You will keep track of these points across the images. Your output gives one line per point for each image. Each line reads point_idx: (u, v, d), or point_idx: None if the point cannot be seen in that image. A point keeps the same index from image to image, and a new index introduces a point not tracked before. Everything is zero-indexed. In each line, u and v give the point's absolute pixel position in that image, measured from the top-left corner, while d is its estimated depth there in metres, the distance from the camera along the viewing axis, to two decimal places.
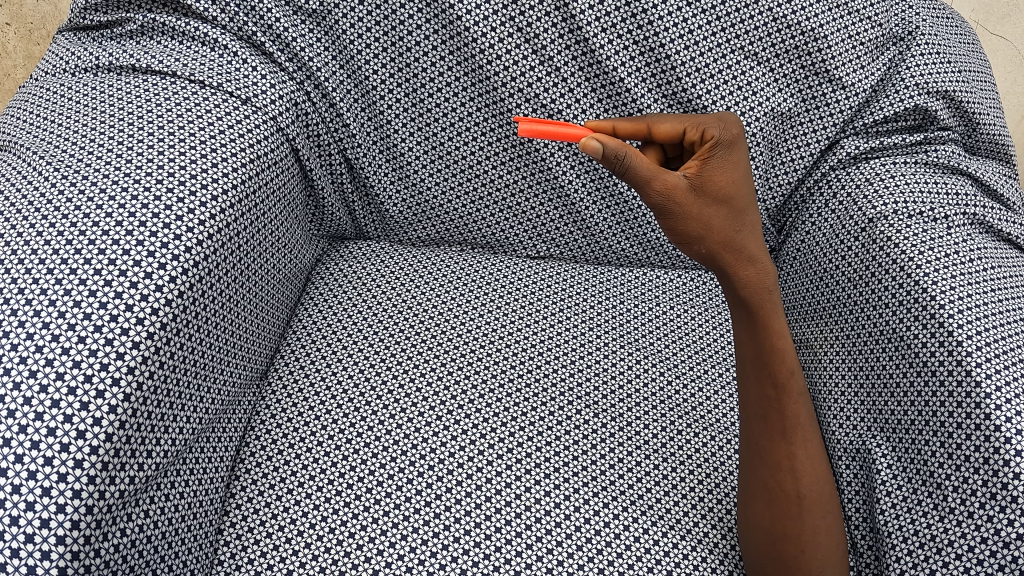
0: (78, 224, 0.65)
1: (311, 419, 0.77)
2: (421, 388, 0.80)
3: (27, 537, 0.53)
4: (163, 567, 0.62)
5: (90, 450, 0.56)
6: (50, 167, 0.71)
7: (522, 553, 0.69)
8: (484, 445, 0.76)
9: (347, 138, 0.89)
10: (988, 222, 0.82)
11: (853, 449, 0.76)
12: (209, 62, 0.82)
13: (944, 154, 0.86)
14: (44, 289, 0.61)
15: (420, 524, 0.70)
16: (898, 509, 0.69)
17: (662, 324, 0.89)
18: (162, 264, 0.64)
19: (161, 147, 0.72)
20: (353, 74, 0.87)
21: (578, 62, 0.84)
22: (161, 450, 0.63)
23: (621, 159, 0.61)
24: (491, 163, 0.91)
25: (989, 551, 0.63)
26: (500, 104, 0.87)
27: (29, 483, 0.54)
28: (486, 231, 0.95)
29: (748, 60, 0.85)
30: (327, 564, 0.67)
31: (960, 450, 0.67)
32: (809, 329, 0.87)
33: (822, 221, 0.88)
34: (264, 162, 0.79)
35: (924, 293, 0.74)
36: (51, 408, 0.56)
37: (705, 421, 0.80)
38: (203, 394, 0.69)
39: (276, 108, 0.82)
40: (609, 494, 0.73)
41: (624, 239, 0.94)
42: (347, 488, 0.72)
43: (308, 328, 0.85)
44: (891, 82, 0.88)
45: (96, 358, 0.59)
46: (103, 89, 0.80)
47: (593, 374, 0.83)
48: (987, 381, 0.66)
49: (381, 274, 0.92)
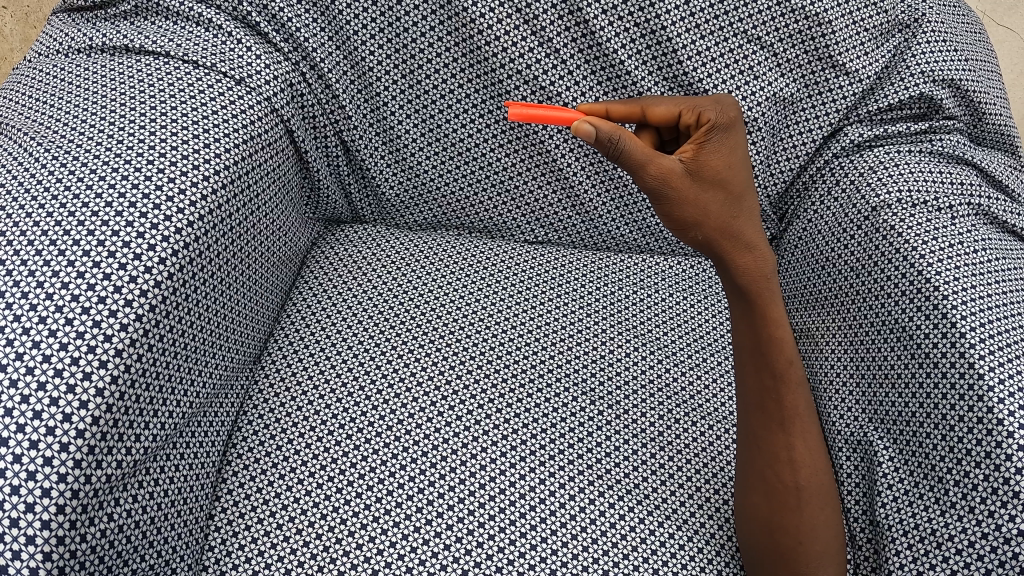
0: (67, 205, 0.64)
1: (303, 403, 0.76)
2: (416, 372, 0.79)
3: (13, 520, 0.52)
4: (153, 553, 0.62)
5: (77, 434, 0.55)
6: (41, 148, 0.70)
7: (518, 542, 0.68)
8: (479, 432, 0.75)
9: (344, 121, 0.87)
10: (993, 213, 0.82)
11: (853, 441, 0.75)
12: (203, 42, 0.80)
13: (948, 144, 0.85)
14: (31, 271, 0.60)
15: (414, 511, 0.69)
16: (899, 502, 0.69)
17: (661, 311, 0.88)
18: (152, 246, 0.63)
19: (153, 126, 0.71)
20: (350, 55, 0.85)
21: (578, 44, 0.83)
22: (150, 434, 0.62)
23: (616, 142, 0.60)
24: (489, 145, 0.89)
25: (989, 547, 0.62)
26: (500, 85, 0.85)
27: (15, 466, 0.53)
28: (484, 215, 0.94)
29: (750, 45, 0.84)
30: (319, 552, 0.67)
31: (961, 444, 0.66)
32: (809, 318, 0.86)
33: (824, 209, 0.87)
34: (258, 142, 0.77)
35: (927, 283, 0.73)
36: (37, 391, 0.55)
37: (703, 410, 0.79)
38: (194, 378, 0.68)
39: (271, 89, 0.81)
40: (606, 483, 0.73)
41: (624, 223, 0.93)
42: (341, 475, 0.71)
43: (303, 312, 0.84)
44: (895, 69, 0.86)
45: (83, 340, 0.58)
46: (96, 70, 0.79)
47: (590, 361, 0.82)
48: (990, 374, 0.66)
49: (377, 257, 0.91)
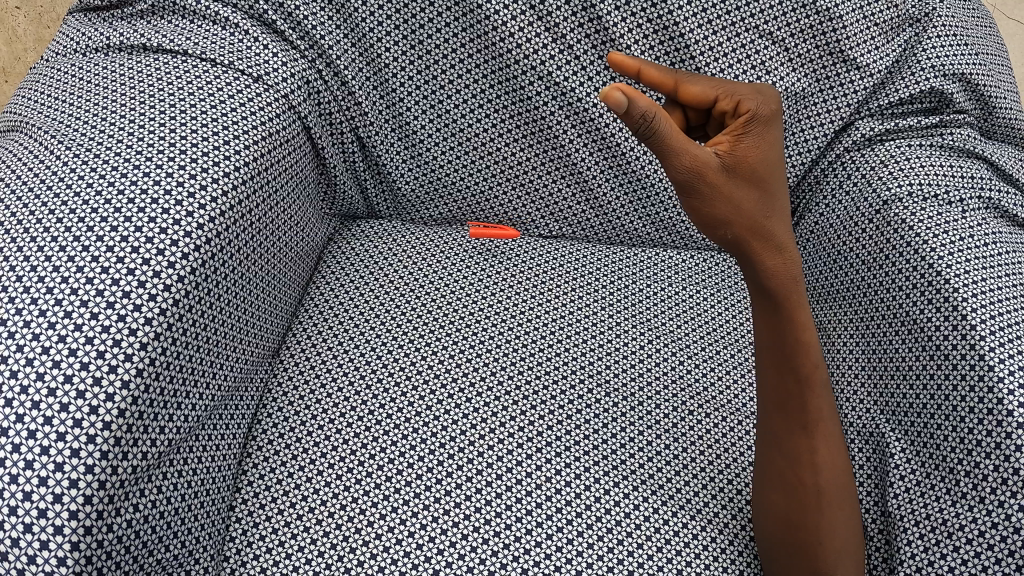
0: (90, 202, 0.66)
1: (322, 397, 0.77)
2: (433, 365, 0.80)
3: (39, 511, 0.53)
4: (176, 544, 0.63)
5: (103, 426, 0.56)
6: (62, 146, 0.72)
7: (534, 531, 0.70)
8: (496, 423, 0.76)
9: (359, 117, 0.88)
10: (1004, 207, 0.82)
11: (866, 432, 0.75)
12: (220, 41, 0.81)
13: (959, 138, 0.86)
14: (56, 267, 0.61)
15: (431, 501, 0.70)
16: (911, 493, 0.69)
17: (675, 305, 0.89)
18: (175, 242, 0.64)
19: (174, 125, 0.72)
20: (366, 51, 0.86)
21: (591, 40, 0.84)
22: (174, 426, 0.63)
23: (649, 121, 0.58)
24: (503, 140, 0.91)
25: (999, 536, 0.63)
26: (514, 81, 0.86)
27: (42, 458, 0.54)
28: (499, 210, 0.95)
29: (762, 40, 0.85)
30: (338, 541, 0.68)
31: (972, 435, 0.67)
32: (821, 312, 0.87)
33: (836, 203, 0.88)
34: (277, 140, 0.78)
35: (937, 276, 0.74)
36: (64, 384, 0.56)
37: (717, 403, 0.80)
38: (215, 372, 0.69)
39: (289, 87, 0.82)
40: (620, 473, 0.74)
41: (637, 218, 0.94)
42: (360, 466, 0.72)
43: (320, 307, 0.86)
44: (907, 63, 0.87)
45: (109, 334, 0.59)
46: (115, 69, 0.80)
47: (604, 353, 0.83)
48: (999, 365, 0.67)
49: (393, 252, 0.92)
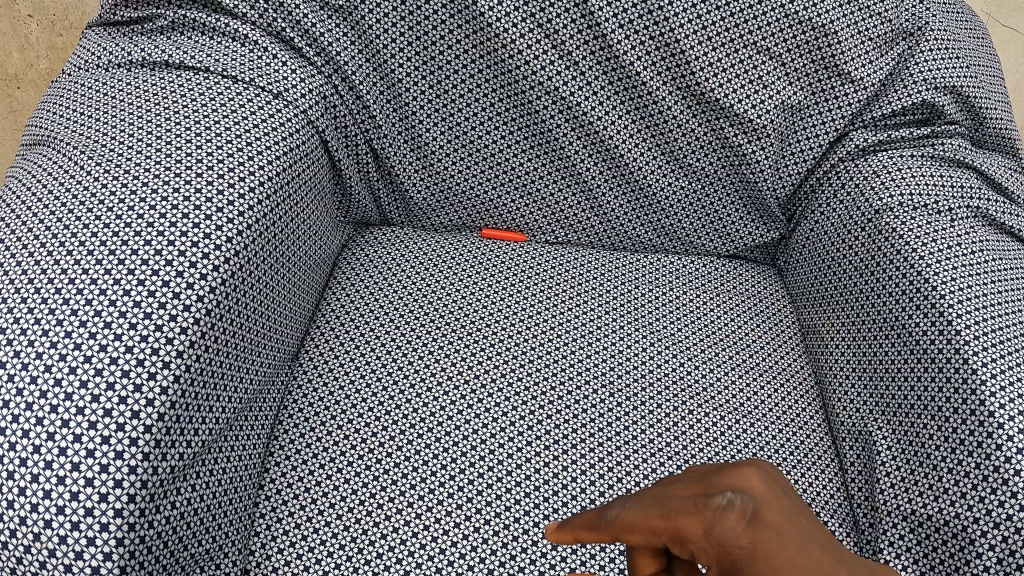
0: (123, 217, 0.69)
1: (342, 397, 0.81)
2: (446, 368, 0.84)
3: (86, 510, 0.57)
4: (207, 539, 0.67)
5: (144, 429, 0.60)
6: (92, 161, 0.75)
7: (541, 524, 0.74)
8: (506, 423, 0.80)
9: (373, 129, 0.93)
10: (991, 215, 0.86)
11: (857, 432, 0.81)
12: (239, 57, 0.85)
13: (950, 148, 0.89)
14: (94, 280, 0.65)
15: (444, 496, 0.75)
16: (897, 488, 0.74)
17: (676, 309, 0.95)
18: (206, 254, 0.68)
19: (199, 141, 0.76)
20: (380, 66, 0.90)
21: (595, 56, 0.87)
22: (206, 429, 0.67)
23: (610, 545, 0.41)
24: (512, 151, 0.95)
25: (980, 531, 0.66)
26: (523, 95, 0.91)
27: (87, 461, 0.58)
28: (508, 218, 1.00)
29: (760, 56, 0.87)
30: (357, 535, 0.72)
31: (955, 435, 0.70)
32: (814, 314, 0.92)
33: (830, 212, 0.91)
34: (296, 154, 0.82)
35: (925, 284, 0.78)
36: (106, 391, 0.60)
37: (716, 401, 0.85)
38: (242, 376, 0.73)
39: (307, 102, 0.85)
40: (623, 469, 0.78)
41: (639, 225, 1.00)
42: (378, 463, 0.76)
43: (337, 312, 0.90)
44: (899, 76, 0.90)
45: (146, 343, 0.63)
46: (139, 85, 0.83)
47: (608, 355, 0.88)
48: (983, 369, 0.70)
49: (407, 257, 0.97)
